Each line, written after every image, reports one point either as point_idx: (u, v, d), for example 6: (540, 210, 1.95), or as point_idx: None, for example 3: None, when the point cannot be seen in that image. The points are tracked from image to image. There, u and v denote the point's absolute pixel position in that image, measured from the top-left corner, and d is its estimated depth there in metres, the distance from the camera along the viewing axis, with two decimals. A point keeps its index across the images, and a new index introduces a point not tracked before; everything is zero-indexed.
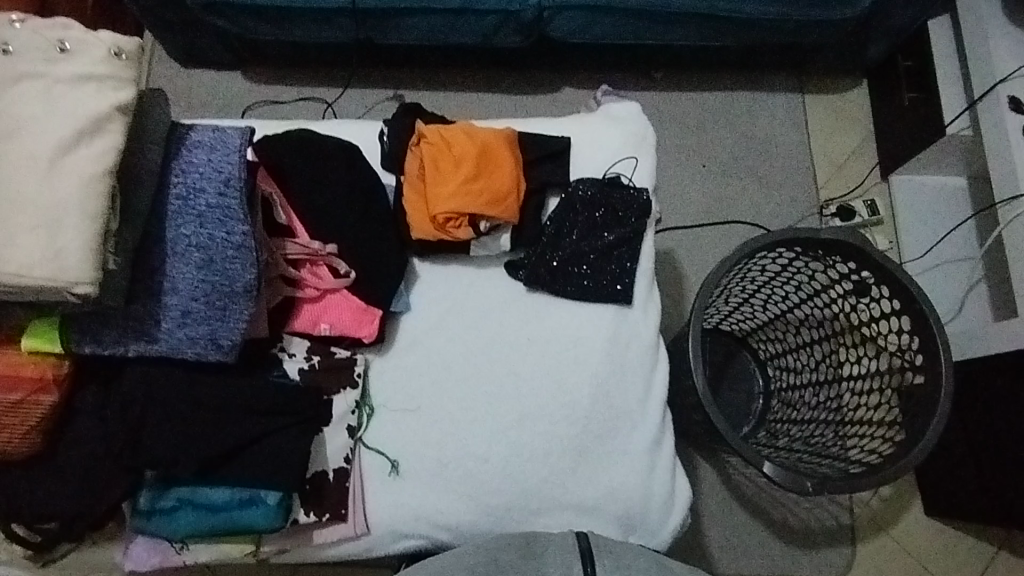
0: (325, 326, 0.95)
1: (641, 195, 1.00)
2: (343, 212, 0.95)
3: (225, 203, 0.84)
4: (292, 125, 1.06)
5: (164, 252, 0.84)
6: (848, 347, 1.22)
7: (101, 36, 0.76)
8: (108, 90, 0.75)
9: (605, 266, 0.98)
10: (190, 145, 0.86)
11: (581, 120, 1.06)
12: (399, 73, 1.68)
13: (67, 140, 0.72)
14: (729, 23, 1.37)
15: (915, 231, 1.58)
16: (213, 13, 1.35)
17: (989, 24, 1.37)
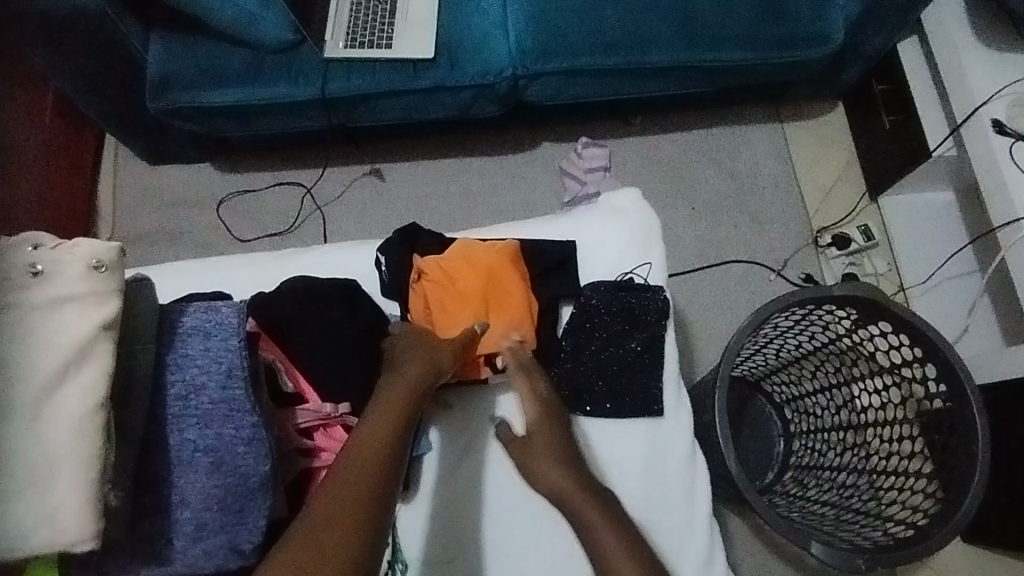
0: None
1: (657, 296, 0.98)
2: (347, 360, 0.88)
3: (231, 396, 0.69)
4: (283, 258, 1.05)
5: (166, 466, 0.67)
6: (868, 389, 1.19)
7: (75, 249, 0.60)
8: (92, 309, 0.59)
9: (631, 375, 0.96)
10: (184, 333, 0.71)
11: (581, 219, 1.05)
12: (373, 146, 1.63)
13: (49, 377, 0.55)
14: (708, 72, 1.33)
15: (912, 252, 1.56)
16: (177, 117, 1.29)
17: (964, 46, 1.35)
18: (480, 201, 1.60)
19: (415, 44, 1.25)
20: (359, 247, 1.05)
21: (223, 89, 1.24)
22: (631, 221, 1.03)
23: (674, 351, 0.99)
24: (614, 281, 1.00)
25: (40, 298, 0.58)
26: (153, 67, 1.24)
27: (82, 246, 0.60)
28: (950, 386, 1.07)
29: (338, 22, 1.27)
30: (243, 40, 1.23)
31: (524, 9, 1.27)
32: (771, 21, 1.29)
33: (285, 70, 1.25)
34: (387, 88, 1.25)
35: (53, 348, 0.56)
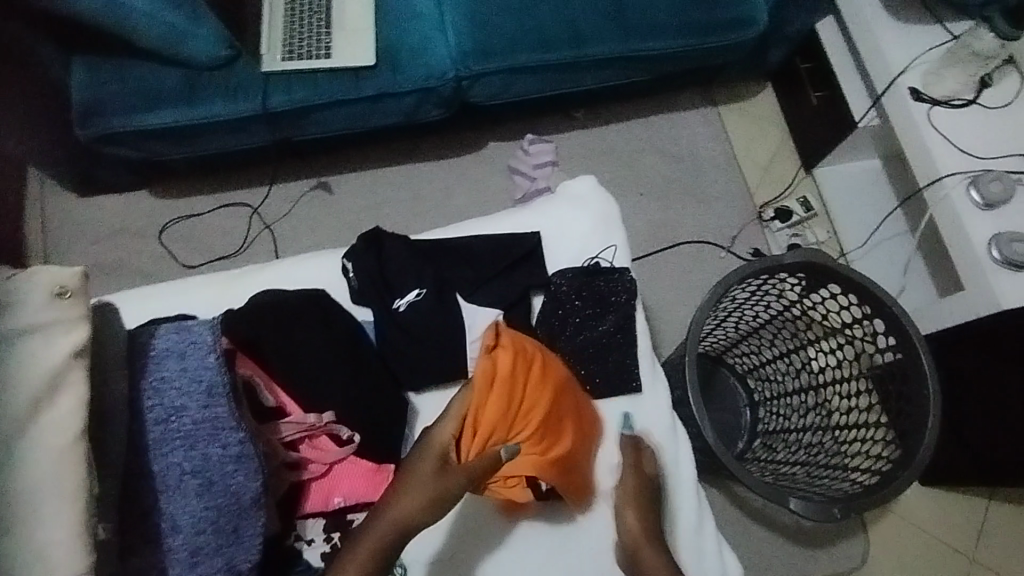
0: (338, 500, 0.87)
1: (624, 276, 1.01)
2: (328, 369, 0.89)
3: (213, 415, 0.70)
4: (240, 275, 1.02)
5: (154, 492, 0.69)
6: (823, 350, 1.25)
7: (35, 277, 0.64)
8: (58, 336, 0.63)
9: (606, 356, 0.98)
10: (156, 355, 0.72)
11: (543, 209, 1.06)
12: (318, 160, 1.60)
13: (22, 413, 0.59)
14: (646, 63, 1.37)
15: (848, 219, 1.64)
16: (109, 143, 1.24)
17: (877, 21, 1.43)
18: (433, 206, 1.60)
19: (354, 52, 1.24)
20: (319, 255, 1.04)
21: (158, 110, 1.20)
22: (592, 208, 1.05)
23: (645, 330, 1.02)
24: (582, 266, 1.02)
25: (8, 326, 0.61)
26: (79, 94, 1.19)
27: (40, 274, 0.64)
28: (898, 339, 1.13)
29: (273, 35, 1.25)
30: (175, 59, 1.19)
31: (461, 12, 1.28)
32: (699, 9, 1.34)
33: (222, 86, 1.21)
34: (330, 98, 1.24)
35: (26, 380, 0.60)
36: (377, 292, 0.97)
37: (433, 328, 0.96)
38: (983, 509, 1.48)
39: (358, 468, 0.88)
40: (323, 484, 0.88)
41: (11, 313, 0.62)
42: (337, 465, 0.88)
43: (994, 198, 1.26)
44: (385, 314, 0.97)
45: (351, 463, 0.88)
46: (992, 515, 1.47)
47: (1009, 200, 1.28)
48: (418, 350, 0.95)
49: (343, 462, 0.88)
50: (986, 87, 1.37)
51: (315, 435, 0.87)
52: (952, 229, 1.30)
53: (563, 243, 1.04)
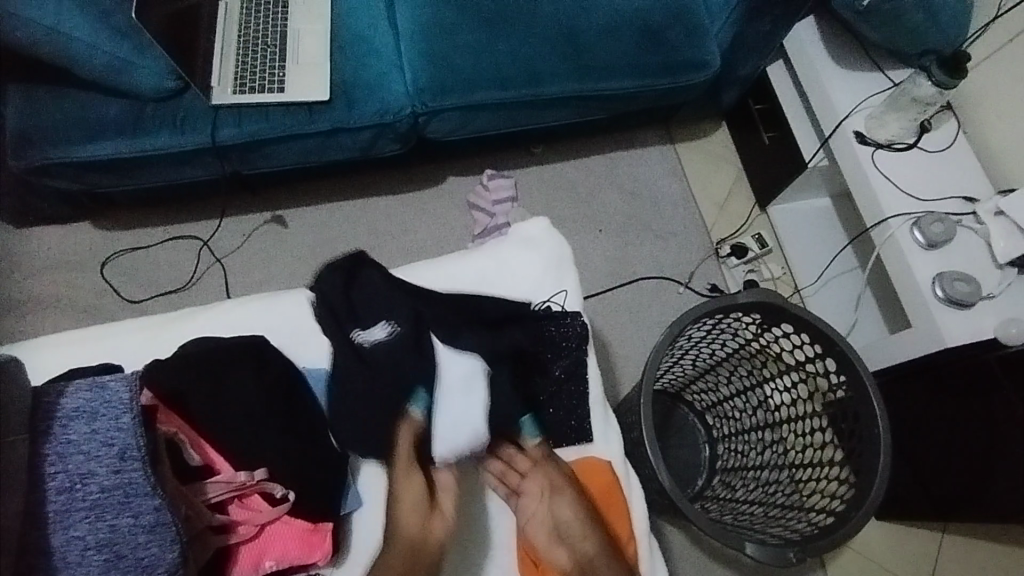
0: (269, 563, 0.84)
1: (576, 320, 0.99)
2: (263, 418, 0.85)
3: (126, 481, 0.68)
4: (180, 315, 0.98)
5: (53, 566, 0.66)
6: (778, 388, 1.26)
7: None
8: None
9: (556, 403, 0.98)
10: (63, 415, 0.68)
11: (495, 249, 1.04)
12: (273, 192, 1.57)
13: None
14: (603, 100, 1.38)
15: (801, 256, 1.68)
16: (46, 175, 1.18)
17: (822, 66, 1.48)
18: (390, 241, 1.57)
19: (307, 86, 1.22)
20: (261, 296, 1.00)
21: (99, 141, 1.15)
22: (543, 247, 1.04)
23: (595, 375, 1.01)
24: (533, 310, 1.00)
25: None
26: (14, 122, 1.14)
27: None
28: (849, 377, 1.15)
29: (225, 66, 1.21)
30: (118, 89, 1.15)
31: (418, 48, 1.28)
32: (653, 50, 1.37)
33: (168, 118, 1.18)
34: (282, 133, 1.21)
35: None
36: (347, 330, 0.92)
37: (395, 356, 0.90)
38: (935, 541, 1.49)
39: (293, 529, 0.85)
40: (257, 547, 0.84)
41: None
42: (271, 526, 0.85)
43: (935, 239, 1.29)
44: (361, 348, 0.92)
45: (284, 523, 0.85)
46: (945, 549, 1.48)
47: (950, 240, 1.31)
48: (378, 386, 0.89)
49: (276, 523, 0.85)
50: (927, 131, 1.42)
51: (248, 495, 0.84)
52: (898, 269, 1.33)
53: (514, 283, 1.03)
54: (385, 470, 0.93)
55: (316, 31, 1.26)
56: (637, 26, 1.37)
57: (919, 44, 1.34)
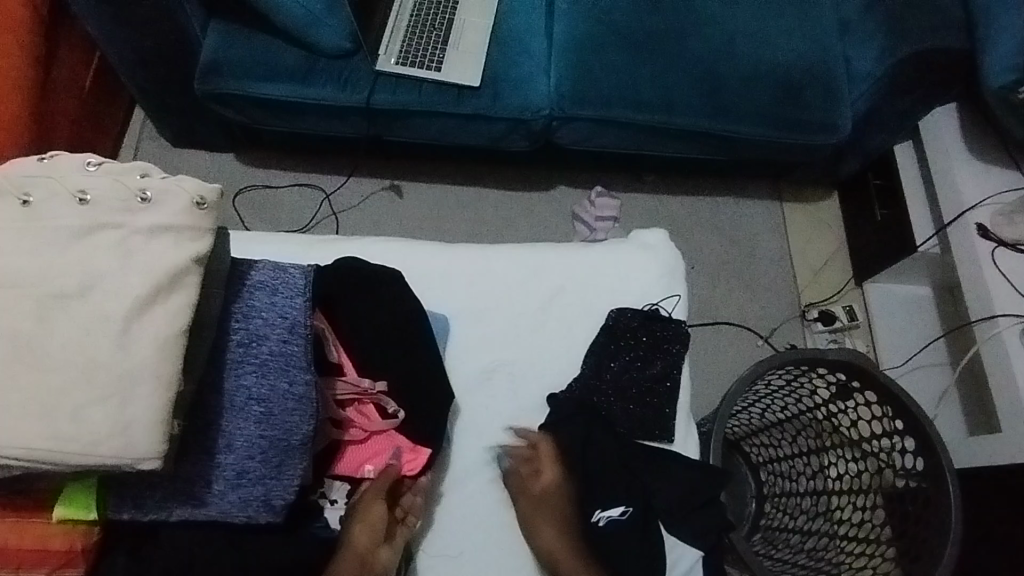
0: (369, 468, 0.90)
1: (680, 327, 1.04)
2: (390, 341, 0.93)
3: (289, 351, 0.77)
4: (320, 244, 1.08)
5: (218, 408, 0.73)
6: (844, 457, 1.24)
7: (183, 182, 0.64)
8: (187, 243, 0.62)
9: (648, 400, 1.00)
10: (251, 284, 0.79)
11: (613, 250, 1.09)
12: (395, 163, 1.68)
13: (139, 301, 0.58)
14: (728, 142, 1.42)
15: (890, 338, 1.65)
16: (220, 102, 1.33)
17: (955, 154, 1.47)
18: (491, 232, 1.65)
19: (461, 71, 1.32)
20: (390, 242, 1.08)
21: (273, 82, 1.28)
22: (659, 259, 1.08)
23: (688, 385, 1.03)
24: (642, 309, 1.04)
25: (140, 223, 0.61)
26: (207, 52, 1.28)
27: (188, 182, 0.64)
28: (926, 459, 1.12)
29: (394, 38, 1.33)
30: (302, 41, 1.28)
31: (568, 57, 1.36)
32: (790, 104, 1.39)
33: (335, 74, 1.30)
34: (430, 107, 1.31)
35: (146, 271, 0.59)
36: (579, 468, 0.92)
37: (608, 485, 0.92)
38: None
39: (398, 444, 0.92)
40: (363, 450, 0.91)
41: (140, 208, 0.61)
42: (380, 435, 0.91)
43: None
44: (588, 482, 0.92)
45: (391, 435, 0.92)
46: None
47: None
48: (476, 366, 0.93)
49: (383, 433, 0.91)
50: None
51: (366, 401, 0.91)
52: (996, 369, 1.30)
53: (622, 287, 1.07)
54: (479, 420, 1.00)
55: (479, 23, 1.36)
56: (779, 78, 1.40)
57: None
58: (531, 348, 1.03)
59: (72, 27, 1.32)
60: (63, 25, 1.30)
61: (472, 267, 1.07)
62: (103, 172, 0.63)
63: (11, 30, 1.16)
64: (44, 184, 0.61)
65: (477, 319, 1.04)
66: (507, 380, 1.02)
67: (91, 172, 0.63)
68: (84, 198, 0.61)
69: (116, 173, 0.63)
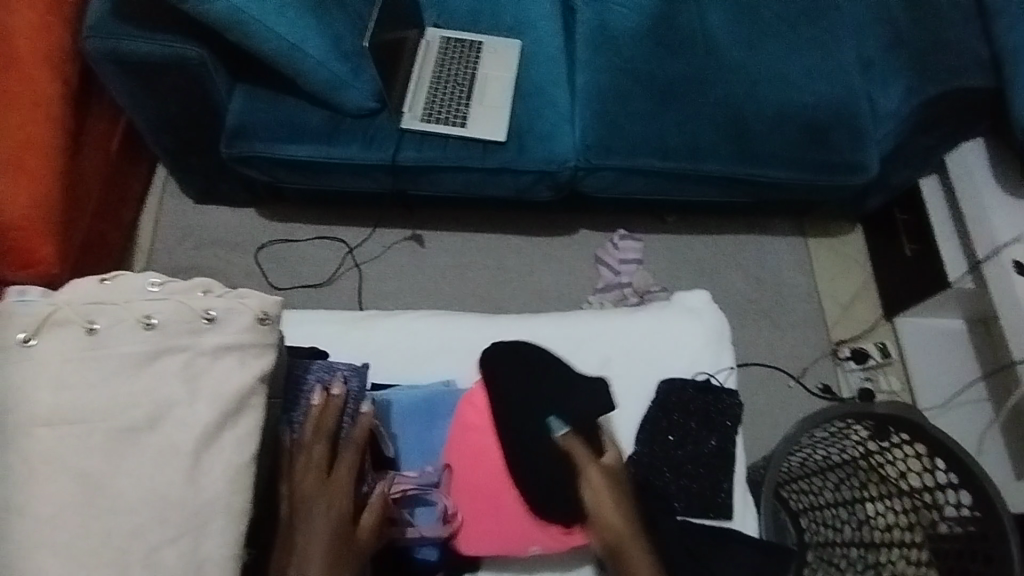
0: (533, 547, 0.90)
1: (734, 400, 1.01)
2: (526, 382, 0.91)
3: None
4: (363, 319, 1.08)
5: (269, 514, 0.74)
6: (891, 508, 1.20)
7: (248, 300, 0.68)
8: (251, 361, 0.66)
9: (704, 478, 0.98)
10: (308, 392, 0.82)
11: (658, 315, 1.08)
12: (416, 213, 1.67)
13: (210, 427, 0.62)
14: (754, 185, 1.41)
15: (926, 376, 1.61)
16: (245, 164, 1.33)
17: (984, 190, 1.44)
18: (514, 278, 1.64)
19: (486, 126, 1.32)
20: (436, 316, 1.09)
21: (298, 143, 1.29)
22: (706, 323, 1.08)
23: (743, 457, 1.02)
24: (693, 381, 1.03)
25: (206, 343, 0.65)
26: (233, 115, 1.29)
27: (251, 298, 0.69)
28: (984, 515, 1.09)
29: (417, 96, 1.33)
30: (328, 102, 1.28)
31: (592, 107, 1.35)
32: (815, 147, 1.38)
33: (360, 134, 1.30)
34: (456, 162, 1.31)
35: (218, 398, 0.63)
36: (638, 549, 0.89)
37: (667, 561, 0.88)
38: None
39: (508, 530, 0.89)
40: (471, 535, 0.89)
41: (208, 329, 0.65)
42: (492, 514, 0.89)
43: None
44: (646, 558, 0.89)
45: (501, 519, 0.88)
46: None
47: None
48: (564, 394, 0.91)
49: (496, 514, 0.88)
50: None
51: (497, 473, 0.89)
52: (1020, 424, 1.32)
53: (666, 352, 1.06)
54: None
55: (501, 77, 1.36)
56: (803, 120, 1.39)
57: None
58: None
59: (98, 95, 1.34)
60: (88, 94, 1.32)
61: (518, 342, 1.06)
62: (166, 292, 0.66)
63: (42, 105, 1.17)
64: (110, 311, 0.63)
65: None
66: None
67: (155, 292, 0.66)
68: (151, 323, 0.63)
69: (181, 292, 0.67)
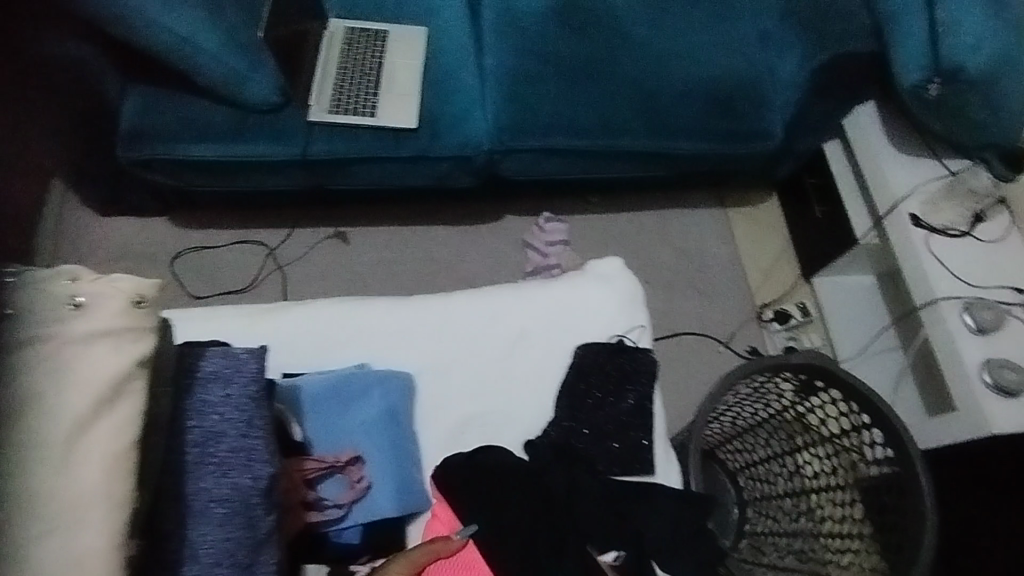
0: None
1: (648, 357, 1.05)
2: None
3: (249, 444, 0.76)
4: (273, 310, 1.07)
5: (182, 512, 0.72)
6: (816, 456, 1.26)
7: (120, 285, 0.74)
8: (126, 344, 0.72)
9: (624, 435, 1.01)
10: (203, 377, 0.79)
11: (572, 284, 1.10)
12: (338, 210, 1.64)
13: (86, 411, 0.67)
14: (668, 159, 1.45)
15: (844, 330, 1.69)
16: (147, 168, 1.27)
17: (880, 148, 1.50)
18: (444, 268, 1.63)
19: (397, 113, 1.30)
20: (348, 302, 1.09)
21: (203, 143, 1.24)
22: (618, 287, 1.10)
23: (662, 412, 1.05)
24: (606, 343, 1.06)
25: (77, 329, 0.70)
26: (129, 118, 1.23)
27: (123, 282, 0.74)
28: (895, 451, 1.16)
29: (324, 88, 1.30)
30: (229, 99, 1.24)
31: (504, 90, 1.36)
32: (721, 118, 1.43)
33: (267, 130, 1.26)
34: (370, 153, 1.29)
35: (93, 380, 0.68)
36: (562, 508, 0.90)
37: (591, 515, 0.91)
38: None
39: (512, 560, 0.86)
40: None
41: (78, 314, 0.71)
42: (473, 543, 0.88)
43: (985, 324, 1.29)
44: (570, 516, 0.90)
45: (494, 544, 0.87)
46: None
47: (1001, 328, 1.30)
48: None
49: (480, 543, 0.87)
50: (979, 221, 1.42)
51: None
52: (928, 368, 1.56)
53: (580, 318, 1.09)
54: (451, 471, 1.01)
55: (409, 65, 1.35)
56: (709, 92, 1.43)
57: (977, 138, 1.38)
58: (505, 392, 1.05)
59: None
60: None
61: (435, 321, 1.08)
62: (35, 284, 0.71)
63: None
64: None
65: (443, 373, 1.06)
66: (483, 431, 1.03)
67: (23, 287, 0.71)
68: (17, 314, 0.69)
69: (49, 284, 0.71)
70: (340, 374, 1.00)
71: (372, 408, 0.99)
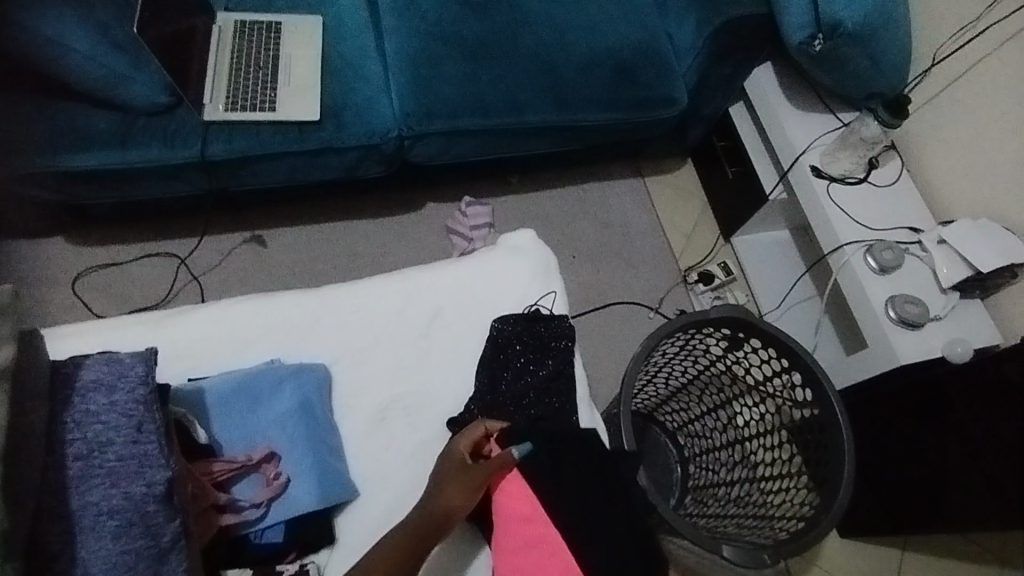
0: None
1: (563, 322, 1.08)
2: None
3: (141, 451, 0.79)
4: (178, 314, 1.08)
5: (70, 528, 0.75)
6: (747, 406, 1.31)
7: None
8: None
9: (543, 401, 1.02)
10: (84, 386, 0.80)
11: (485, 260, 1.15)
12: (251, 212, 1.58)
13: None
14: (578, 131, 1.46)
15: (764, 285, 1.76)
16: (29, 183, 1.19)
17: (778, 106, 1.57)
18: (368, 262, 1.60)
19: (296, 106, 1.26)
20: (262, 299, 1.10)
21: (88, 151, 1.17)
22: (531, 258, 1.15)
23: (582, 375, 1.08)
24: (524, 313, 1.09)
25: None
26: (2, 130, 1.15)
27: None
28: (814, 391, 1.20)
29: (216, 85, 1.25)
30: (112, 102, 1.18)
31: (405, 75, 1.34)
32: (626, 87, 1.45)
33: (158, 133, 1.20)
34: (270, 150, 1.25)
35: None
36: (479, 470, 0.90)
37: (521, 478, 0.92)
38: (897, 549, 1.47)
39: (563, 500, 0.91)
40: (519, 535, 0.90)
41: None
42: (532, 500, 0.91)
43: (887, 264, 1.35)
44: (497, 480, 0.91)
45: (539, 491, 0.91)
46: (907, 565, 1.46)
47: (900, 267, 1.38)
48: None
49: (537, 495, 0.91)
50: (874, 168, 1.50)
51: None
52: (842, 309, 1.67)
53: (496, 292, 1.13)
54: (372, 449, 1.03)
55: (305, 55, 1.31)
56: (612, 62, 1.46)
57: (864, 88, 1.45)
58: (423, 372, 1.08)
59: None
60: None
61: (350, 308, 1.11)
62: None
63: None
64: None
65: (359, 359, 1.08)
66: (403, 412, 1.05)
67: None
68: None
69: None
70: (247, 373, 1.01)
71: (284, 403, 1.01)
